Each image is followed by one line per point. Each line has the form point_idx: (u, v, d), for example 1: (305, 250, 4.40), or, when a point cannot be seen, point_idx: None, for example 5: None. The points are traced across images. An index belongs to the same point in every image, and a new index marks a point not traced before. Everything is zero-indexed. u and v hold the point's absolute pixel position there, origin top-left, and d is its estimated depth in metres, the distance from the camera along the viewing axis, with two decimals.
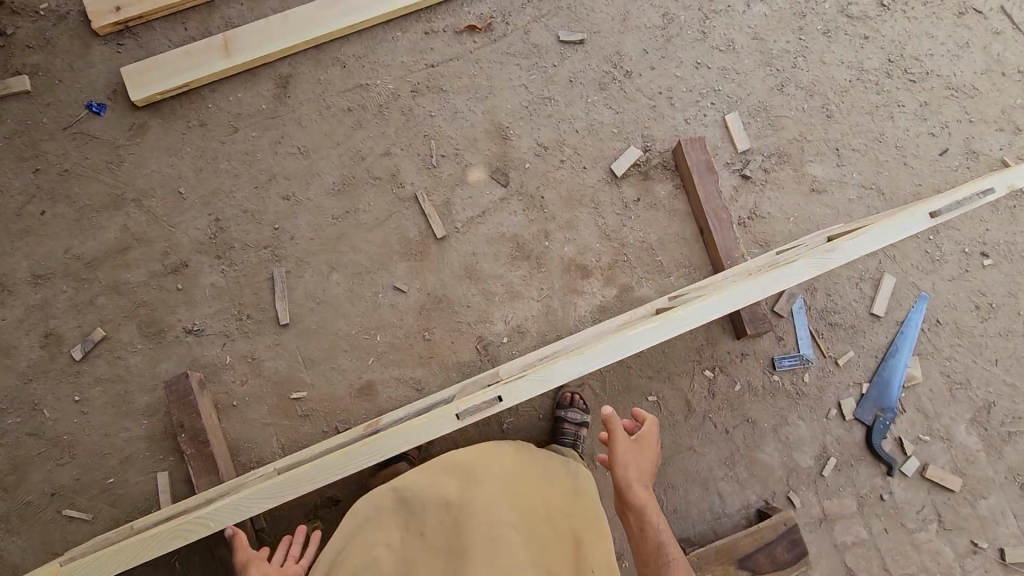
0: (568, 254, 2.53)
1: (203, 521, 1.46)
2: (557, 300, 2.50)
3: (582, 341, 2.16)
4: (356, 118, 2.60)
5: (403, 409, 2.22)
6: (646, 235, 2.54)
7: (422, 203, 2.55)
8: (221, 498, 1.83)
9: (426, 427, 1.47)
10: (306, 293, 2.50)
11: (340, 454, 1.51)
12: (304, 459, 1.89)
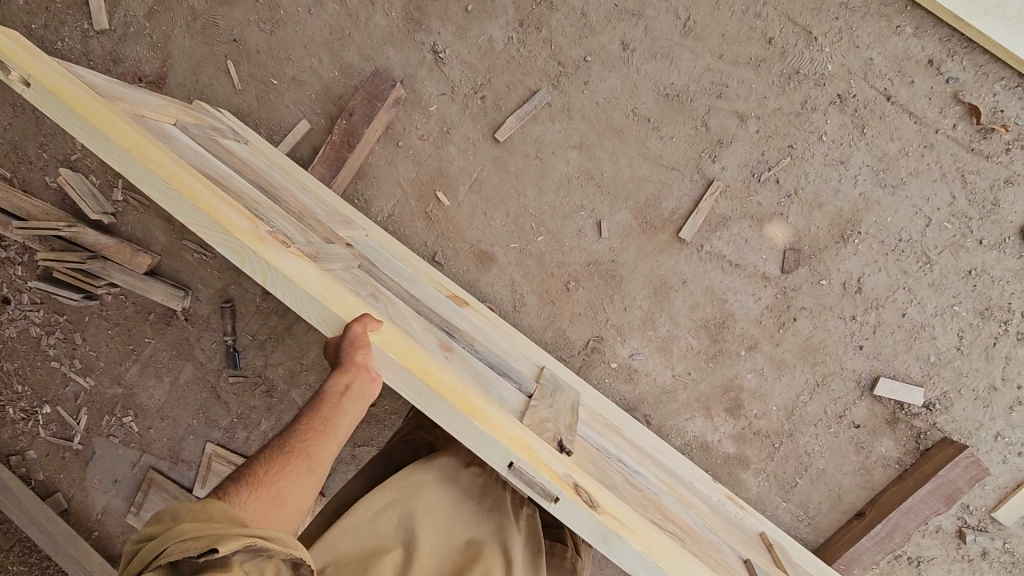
0: (744, 380, 2.07)
1: (256, 266, 1.06)
2: (685, 396, 2.10)
3: (661, 474, 1.67)
4: (766, 55, 1.96)
5: (482, 319, 1.88)
6: (815, 453, 2.05)
7: (708, 194, 2.04)
8: (307, 224, 1.48)
9: (485, 442, 1.02)
10: (539, 138, 2.13)
11: (401, 344, 1.08)
12: (386, 281, 1.53)
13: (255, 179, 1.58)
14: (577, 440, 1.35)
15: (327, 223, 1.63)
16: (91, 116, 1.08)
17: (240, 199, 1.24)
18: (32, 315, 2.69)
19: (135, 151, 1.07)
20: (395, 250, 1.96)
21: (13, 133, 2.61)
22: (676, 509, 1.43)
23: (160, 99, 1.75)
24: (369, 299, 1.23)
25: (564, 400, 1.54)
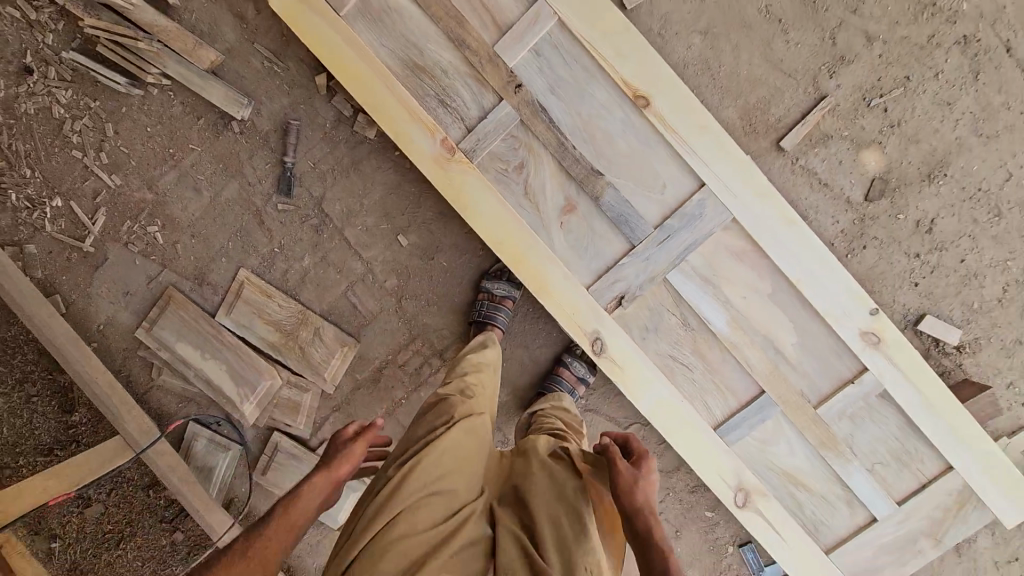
0: (798, 293, 2.02)
1: (436, 177, 2.08)
2: (734, 307, 2.06)
3: (757, 304, 2.05)
4: None
5: (661, 123, 1.96)
6: (840, 363, 2.06)
7: (818, 107, 2.06)
8: (474, 88, 2.05)
9: (543, 302, 2.10)
10: (665, 16, 2.07)
11: (507, 239, 2.08)
12: (537, 162, 2.07)
13: (447, 18, 2.00)
14: (642, 298, 2.11)
15: (505, 73, 2.01)
16: (329, 60, 2.04)
17: (428, 109, 2.08)
18: (58, 92, 2.42)
19: (355, 92, 2.05)
20: (592, 36, 1.95)
21: None
22: (713, 348, 2.10)
23: None
24: (506, 192, 2.10)
25: (668, 253, 2.05)
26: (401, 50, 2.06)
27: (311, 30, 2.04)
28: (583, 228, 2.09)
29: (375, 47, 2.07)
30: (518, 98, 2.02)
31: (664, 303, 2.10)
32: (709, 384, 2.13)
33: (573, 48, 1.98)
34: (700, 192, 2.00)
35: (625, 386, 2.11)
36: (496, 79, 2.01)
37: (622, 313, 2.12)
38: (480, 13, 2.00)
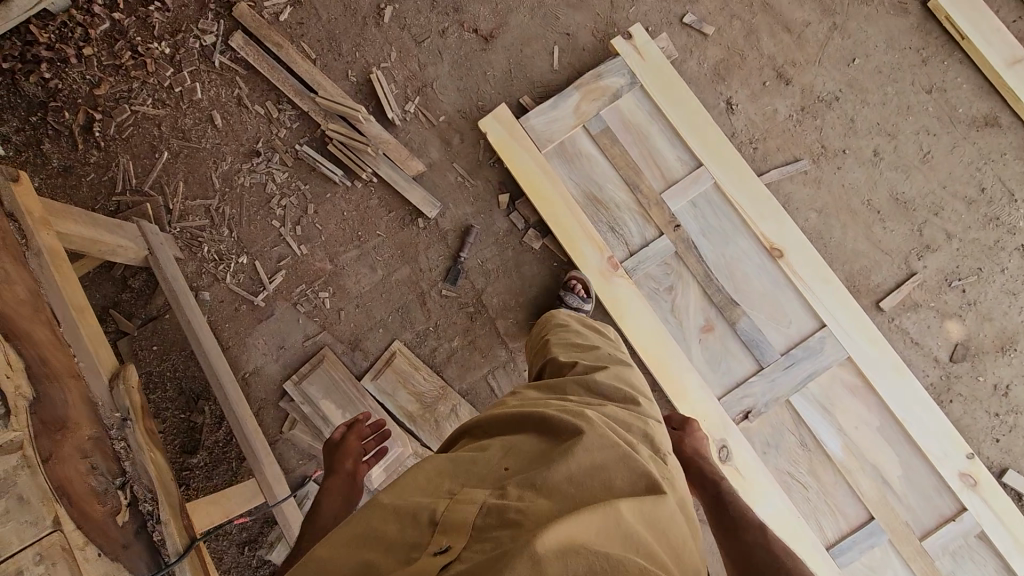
0: (905, 430, 2.34)
1: (596, 286, 2.50)
2: (847, 434, 2.37)
3: (868, 435, 2.36)
4: (978, 198, 2.59)
5: (792, 272, 2.44)
6: (942, 501, 2.31)
7: (910, 280, 2.56)
8: (639, 221, 2.55)
9: (677, 407, 2.39)
10: (788, 193, 2.65)
11: (652, 345, 2.44)
12: (684, 286, 2.50)
13: (626, 167, 2.56)
14: (766, 415, 2.40)
15: (668, 215, 2.52)
16: (527, 182, 2.57)
17: (598, 232, 2.56)
18: (277, 173, 2.91)
19: (543, 209, 2.55)
20: (740, 200, 2.50)
21: (334, 27, 2.94)
22: (827, 470, 2.36)
23: (578, 93, 2.60)
24: (656, 305, 2.50)
25: (792, 378, 2.39)
26: (584, 185, 2.58)
27: (518, 159, 2.59)
28: (719, 346, 2.46)
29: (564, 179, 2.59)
30: (676, 234, 2.51)
31: (785, 421, 2.40)
32: (820, 503, 2.34)
33: (724, 205, 2.53)
34: (823, 331, 2.41)
35: (746, 494, 2.31)
36: (659, 217, 2.52)
37: (747, 426, 2.40)
38: (651, 167, 2.57)
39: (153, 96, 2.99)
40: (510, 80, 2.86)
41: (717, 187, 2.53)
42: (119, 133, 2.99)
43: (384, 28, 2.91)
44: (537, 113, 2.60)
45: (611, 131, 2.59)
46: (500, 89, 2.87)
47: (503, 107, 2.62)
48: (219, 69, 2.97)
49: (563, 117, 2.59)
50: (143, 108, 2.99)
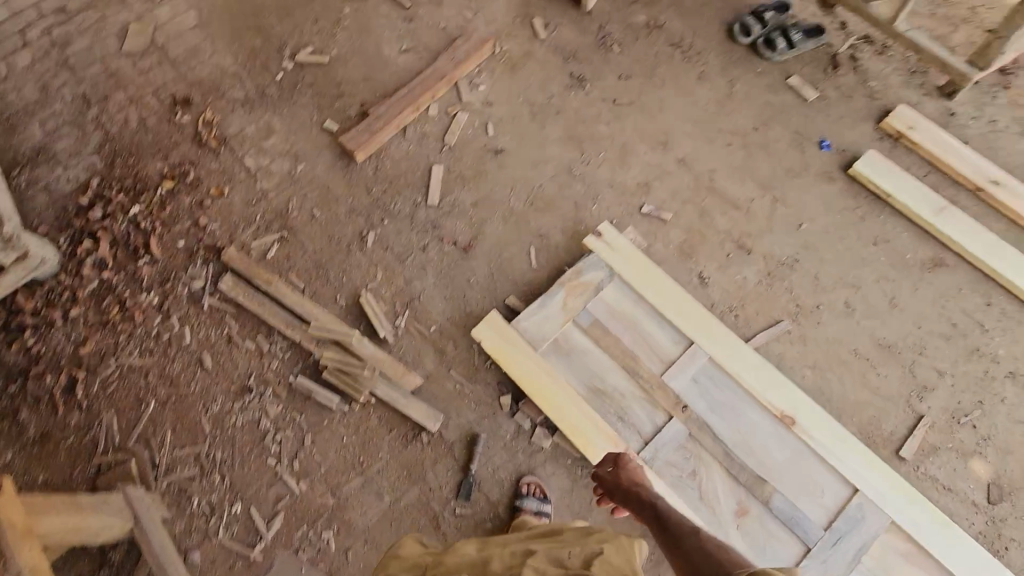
0: None
1: None
2: None
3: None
4: (951, 332, 2.74)
5: (808, 438, 2.43)
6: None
7: (921, 424, 2.61)
8: (647, 406, 2.54)
9: None
10: (780, 353, 2.74)
11: None
12: (707, 469, 2.44)
13: (622, 355, 2.61)
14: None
15: (674, 396, 2.53)
16: (529, 384, 2.58)
17: (609, 424, 2.53)
18: (270, 407, 2.83)
19: (549, 409, 2.53)
20: (739, 370, 2.55)
21: (321, 257, 3.10)
22: None
23: (563, 290, 2.72)
24: (683, 494, 2.40)
25: (842, 554, 2.29)
26: (585, 378, 2.60)
27: (516, 362, 2.62)
28: (757, 529, 2.35)
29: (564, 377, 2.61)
30: (686, 415, 2.50)
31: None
32: None
33: (724, 377, 2.57)
34: (857, 497, 2.36)
35: None
36: (666, 400, 2.53)
37: None
38: (646, 351, 2.62)
39: (140, 347, 2.97)
40: (494, 281, 2.98)
41: (713, 361, 2.58)
42: (103, 389, 2.90)
43: (368, 251, 3.08)
44: (527, 315, 2.69)
45: (601, 322, 2.68)
46: (484, 291, 2.97)
47: (494, 313, 2.71)
48: (208, 311, 3.02)
49: (552, 315, 2.69)
50: (128, 359, 2.94)
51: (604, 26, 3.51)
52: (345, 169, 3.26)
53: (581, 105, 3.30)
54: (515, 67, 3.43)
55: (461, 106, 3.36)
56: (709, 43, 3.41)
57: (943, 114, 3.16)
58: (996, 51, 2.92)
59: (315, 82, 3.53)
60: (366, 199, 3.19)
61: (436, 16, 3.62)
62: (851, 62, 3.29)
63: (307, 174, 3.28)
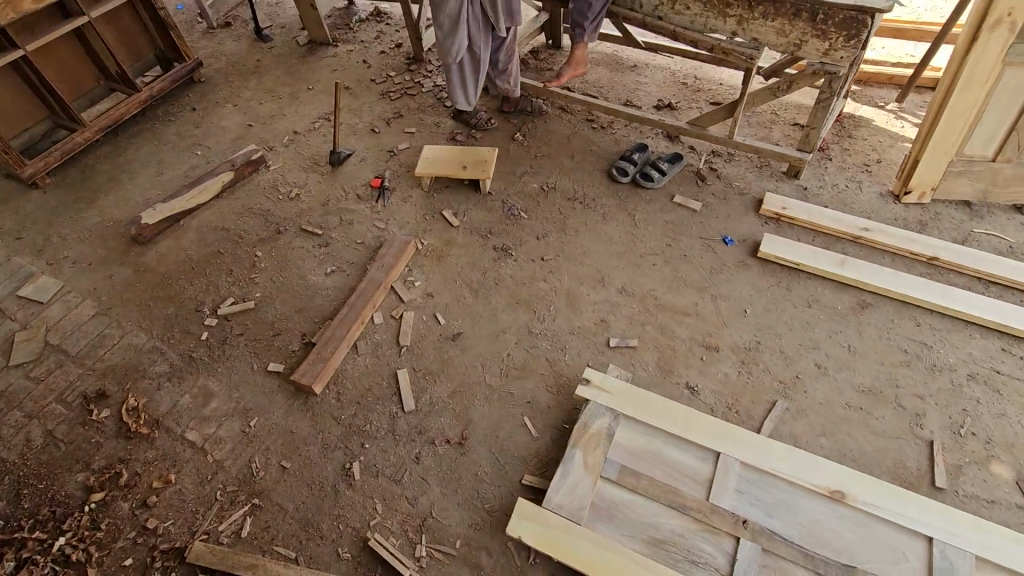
0: None
1: None
2: None
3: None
4: (908, 357, 3.03)
5: (865, 504, 2.39)
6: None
7: (935, 450, 2.69)
8: (710, 536, 2.37)
9: None
10: (791, 431, 2.79)
11: None
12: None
13: (663, 491, 2.48)
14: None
15: (729, 514, 2.40)
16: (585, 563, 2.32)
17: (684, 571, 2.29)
18: None
19: None
20: (771, 463, 2.54)
21: (306, 511, 2.72)
22: None
23: (577, 449, 2.63)
24: None
25: None
26: (639, 531, 2.41)
27: (563, 544, 2.38)
28: None
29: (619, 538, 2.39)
30: (750, 529, 2.36)
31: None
32: None
33: (762, 475, 2.52)
34: (935, 543, 2.29)
35: None
36: (724, 522, 2.38)
37: None
38: (682, 478, 2.53)
39: None
40: (501, 466, 2.79)
41: (746, 464, 2.55)
42: None
43: (359, 485, 2.78)
44: (554, 488, 2.53)
45: (628, 466, 2.58)
46: (496, 480, 2.75)
47: (521, 501, 2.51)
48: None
49: (580, 478, 2.54)
50: None
51: (506, 200, 4.04)
52: (304, 405, 3.07)
53: (515, 271, 3.60)
54: (441, 257, 3.73)
55: (405, 305, 3.47)
56: (599, 190, 4.03)
57: (798, 191, 3.88)
58: (816, 137, 3.70)
59: (247, 329, 3.42)
60: (338, 429, 2.97)
61: (350, 234, 3.90)
62: (712, 172, 4.06)
63: (264, 427, 3.01)
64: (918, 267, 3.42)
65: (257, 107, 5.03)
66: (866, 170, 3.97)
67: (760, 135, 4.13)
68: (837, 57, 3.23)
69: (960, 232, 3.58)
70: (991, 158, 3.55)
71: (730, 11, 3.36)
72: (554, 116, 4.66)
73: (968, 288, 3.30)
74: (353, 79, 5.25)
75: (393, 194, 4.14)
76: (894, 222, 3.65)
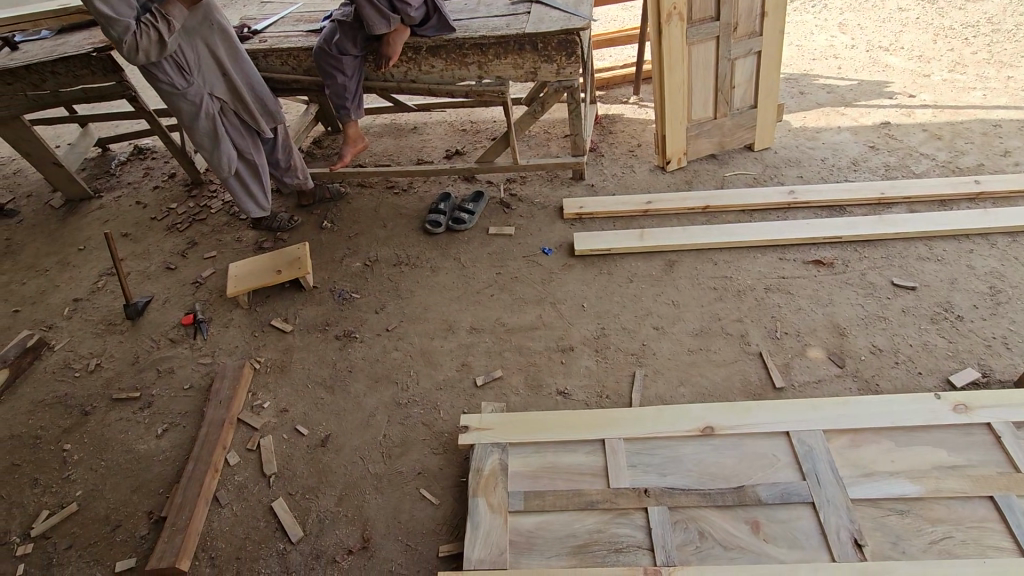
0: (906, 424, 2.58)
1: None
2: (903, 472, 2.44)
3: (903, 455, 2.50)
4: (719, 292, 3.48)
5: (731, 429, 2.66)
6: (979, 435, 2.54)
7: (765, 358, 3.09)
8: (624, 519, 2.44)
9: None
10: (656, 393, 3.02)
11: None
12: (707, 520, 2.39)
13: (570, 498, 2.52)
14: (862, 527, 2.30)
15: (632, 490, 2.50)
16: None
17: (614, 563, 2.32)
18: None
19: None
20: (648, 428, 2.72)
21: None
22: (936, 506, 2.34)
23: (479, 497, 2.57)
24: (714, 559, 2.28)
25: (832, 482, 2.42)
26: (561, 546, 2.39)
27: None
28: (780, 527, 2.34)
29: (546, 562, 2.35)
30: (653, 494, 2.48)
31: (875, 515, 2.33)
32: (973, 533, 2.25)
33: (646, 442, 2.69)
34: (792, 434, 2.60)
35: None
36: (630, 500, 2.47)
37: (874, 552, 2.23)
38: (581, 478, 2.60)
39: None
40: (415, 550, 2.62)
41: (629, 439, 2.70)
42: None
43: None
44: (470, 546, 2.41)
45: (531, 489, 2.58)
46: (414, 565, 2.57)
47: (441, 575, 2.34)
48: None
49: (491, 524, 2.47)
50: None
51: (334, 286, 3.97)
52: None
53: (365, 351, 3.51)
54: (285, 366, 3.51)
55: (260, 432, 3.19)
56: (421, 247, 4.14)
57: (588, 189, 4.35)
58: (582, 141, 4.20)
59: (77, 538, 2.86)
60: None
61: (174, 382, 3.51)
62: (514, 197, 4.41)
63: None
64: (699, 218, 3.98)
65: (19, 288, 4.38)
66: (634, 155, 4.60)
67: (541, 154, 4.59)
68: (568, 73, 3.73)
69: (717, 180, 4.27)
70: (713, 117, 4.32)
71: (468, 60, 3.74)
72: (356, 195, 4.73)
73: (738, 221, 3.92)
74: (130, 224, 4.83)
75: (211, 324, 3.84)
76: (669, 188, 4.25)
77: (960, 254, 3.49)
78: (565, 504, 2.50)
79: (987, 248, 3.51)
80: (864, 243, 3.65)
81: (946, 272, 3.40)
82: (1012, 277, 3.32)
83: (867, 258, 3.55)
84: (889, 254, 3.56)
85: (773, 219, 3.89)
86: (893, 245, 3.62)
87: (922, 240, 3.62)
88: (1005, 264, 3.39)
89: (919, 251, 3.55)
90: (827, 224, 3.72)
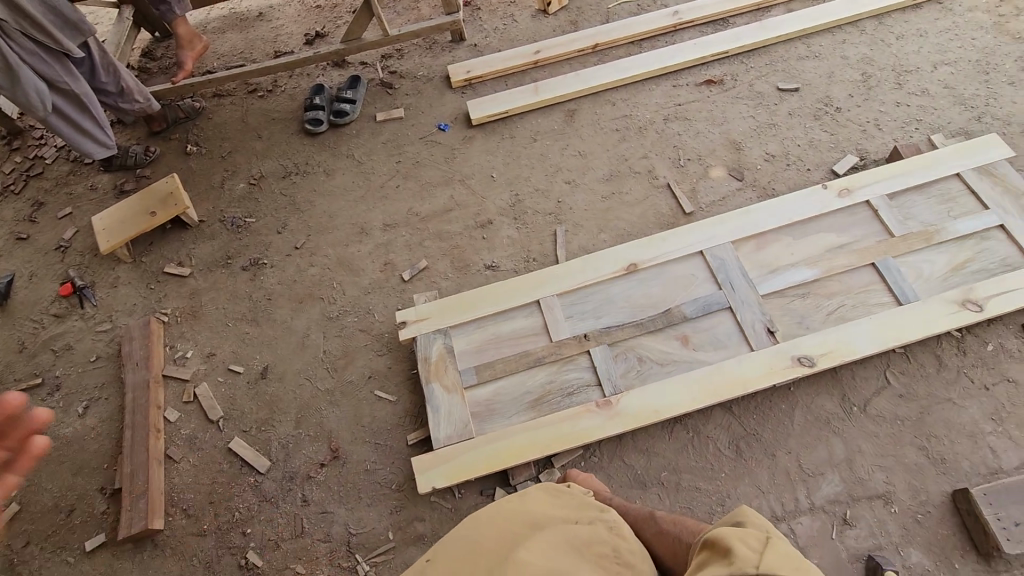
0: (801, 219, 2.81)
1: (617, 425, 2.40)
2: (802, 260, 2.70)
3: (800, 246, 2.75)
4: (622, 134, 3.45)
5: (652, 260, 2.79)
6: (860, 213, 2.81)
7: (673, 188, 3.19)
8: (570, 366, 2.60)
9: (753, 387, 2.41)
10: (580, 246, 3.09)
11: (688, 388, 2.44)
12: (642, 346, 2.59)
13: (518, 361, 2.63)
14: (773, 317, 2.58)
15: (573, 339, 2.64)
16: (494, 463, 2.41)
17: (567, 405, 2.50)
18: None
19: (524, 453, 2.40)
20: (577, 279, 2.81)
21: None
22: (830, 283, 2.64)
23: (433, 384, 2.62)
24: (655, 377, 2.51)
25: (744, 285, 2.65)
26: (518, 404, 2.54)
27: (469, 466, 2.42)
28: (705, 334, 2.58)
29: (508, 421, 2.51)
30: (592, 338, 2.63)
31: (782, 304, 2.61)
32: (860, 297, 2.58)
33: (577, 292, 2.79)
34: (705, 252, 2.78)
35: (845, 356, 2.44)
36: (573, 347, 2.62)
37: (783, 334, 2.53)
38: (526, 340, 2.70)
39: None
40: (384, 446, 2.71)
41: (562, 293, 2.79)
42: None
43: (266, 567, 2.51)
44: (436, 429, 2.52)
45: (481, 363, 2.66)
46: (387, 459, 2.68)
47: (415, 460, 2.46)
48: None
49: (451, 404, 2.56)
50: None
51: (223, 215, 3.60)
52: (156, 548, 2.62)
53: (279, 275, 3.31)
54: (196, 311, 3.27)
55: (192, 382, 3.03)
56: (306, 152, 3.77)
57: (471, 50, 4.01)
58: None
59: (32, 533, 2.74)
60: (210, 540, 2.60)
61: (77, 358, 3.21)
62: (394, 75, 4.01)
63: None
64: (590, 58, 3.81)
65: None
66: (511, 2, 4.22)
67: (411, 20, 4.11)
68: None
69: (601, 14, 4.04)
70: None
71: None
72: (214, 108, 4.13)
73: (629, 54, 3.79)
74: None
75: (96, 287, 3.44)
76: (554, 32, 3.99)
77: (835, 46, 3.60)
78: (515, 366, 2.62)
79: (857, 35, 3.63)
80: (748, 53, 3.67)
81: (824, 67, 3.52)
82: (881, 60, 3.49)
83: (752, 67, 3.59)
84: (772, 59, 3.61)
85: (662, 44, 3.79)
86: (775, 49, 3.65)
87: (802, 40, 3.67)
88: (873, 49, 3.55)
89: (799, 51, 3.62)
90: (714, 40, 3.67)
